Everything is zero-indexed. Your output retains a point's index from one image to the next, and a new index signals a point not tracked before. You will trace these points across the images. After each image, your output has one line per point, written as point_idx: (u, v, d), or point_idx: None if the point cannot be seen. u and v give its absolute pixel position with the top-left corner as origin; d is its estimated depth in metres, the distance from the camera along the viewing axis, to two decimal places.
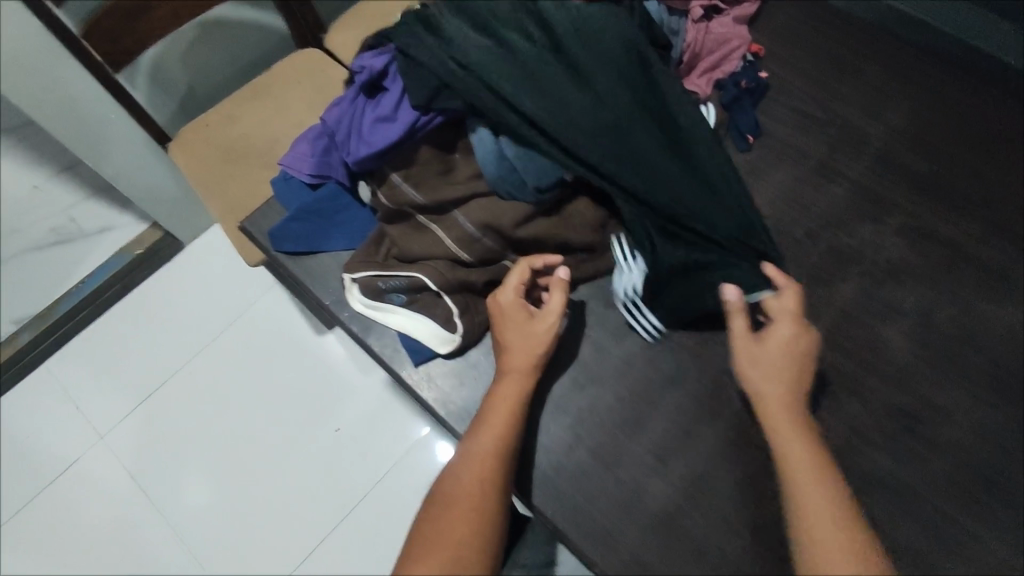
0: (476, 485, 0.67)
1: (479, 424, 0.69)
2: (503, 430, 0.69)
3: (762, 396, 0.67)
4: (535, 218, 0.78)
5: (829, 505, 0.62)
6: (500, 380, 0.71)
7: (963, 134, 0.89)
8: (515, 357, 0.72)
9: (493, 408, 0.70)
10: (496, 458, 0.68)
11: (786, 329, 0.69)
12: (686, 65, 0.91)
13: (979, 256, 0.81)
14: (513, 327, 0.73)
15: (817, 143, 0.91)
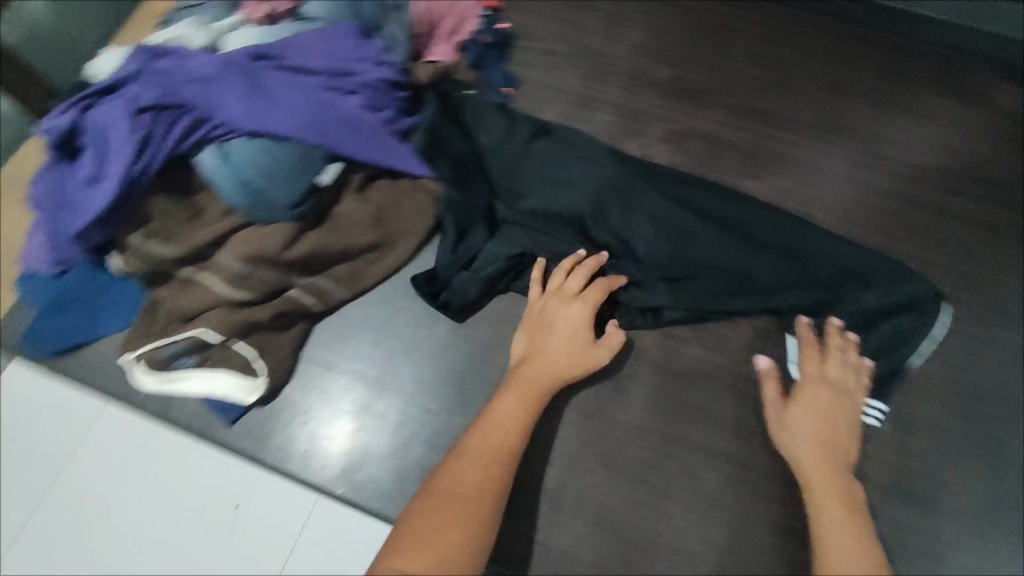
0: (480, 484, 0.61)
1: (497, 414, 0.67)
2: (515, 426, 0.66)
3: (802, 465, 0.67)
4: (301, 235, 0.74)
5: (849, 539, 0.62)
6: (529, 372, 0.70)
7: (699, 34, 0.95)
8: (573, 339, 0.72)
9: (527, 393, 0.68)
10: (509, 450, 0.65)
11: (821, 377, 0.71)
12: (424, 37, 0.89)
13: (734, 140, 0.88)
14: (548, 328, 0.73)
15: (572, 77, 0.93)
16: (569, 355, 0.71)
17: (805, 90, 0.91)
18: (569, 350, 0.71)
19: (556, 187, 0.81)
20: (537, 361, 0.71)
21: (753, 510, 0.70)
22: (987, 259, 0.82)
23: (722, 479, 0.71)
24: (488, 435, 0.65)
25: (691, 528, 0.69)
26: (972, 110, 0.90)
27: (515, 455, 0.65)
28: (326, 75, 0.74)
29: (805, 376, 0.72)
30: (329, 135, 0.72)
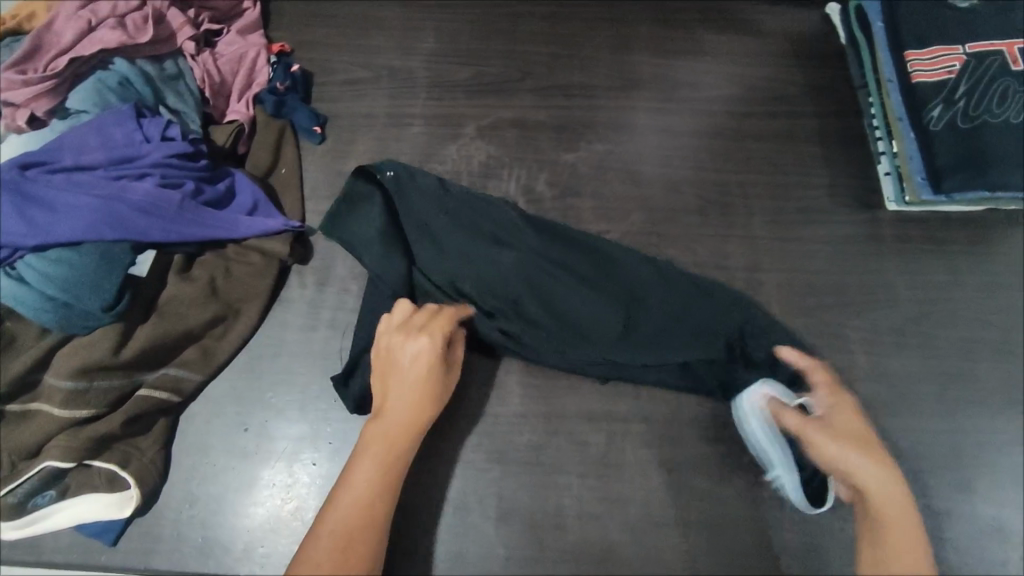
0: (335, 567, 0.58)
1: (349, 481, 0.64)
2: (371, 490, 0.63)
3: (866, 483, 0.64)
4: (131, 332, 0.72)
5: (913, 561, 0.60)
6: (381, 428, 0.67)
7: (489, 29, 0.99)
8: (415, 380, 0.69)
9: (378, 449, 0.65)
10: (372, 502, 0.63)
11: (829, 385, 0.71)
12: (215, 98, 0.87)
13: (544, 119, 0.92)
14: (395, 377, 0.69)
15: (378, 100, 0.94)
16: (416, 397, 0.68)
17: (597, 55, 0.97)
18: (415, 395, 0.68)
19: (464, 250, 0.80)
20: (388, 412, 0.68)
21: (641, 455, 0.74)
22: (789, 166, 0.90)
23: (608, 437, 0.74)
24: (338, 507, 0.62)
25: (590, 492, 0.72)
26: (745, 37, 0.98)
27: (374, 523, 0.62)
28: (107, 166, 0.74)
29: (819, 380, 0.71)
30: (127, 224, 0.71)
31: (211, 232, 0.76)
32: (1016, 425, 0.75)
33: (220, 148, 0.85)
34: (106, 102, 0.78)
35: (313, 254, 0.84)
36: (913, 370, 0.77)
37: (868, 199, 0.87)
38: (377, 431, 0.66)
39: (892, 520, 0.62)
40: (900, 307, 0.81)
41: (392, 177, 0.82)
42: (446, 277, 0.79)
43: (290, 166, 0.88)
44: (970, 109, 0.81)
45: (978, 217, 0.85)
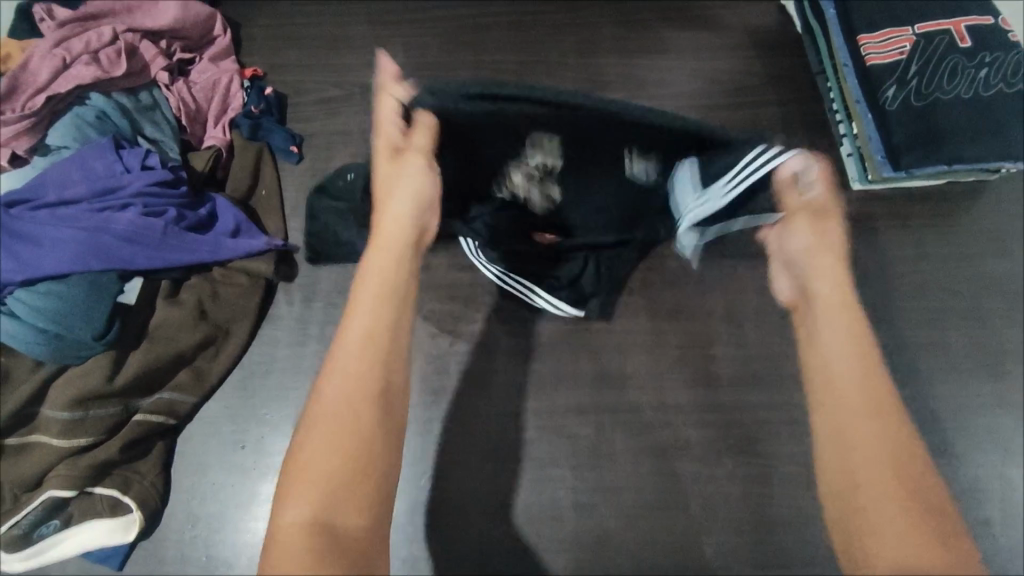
0: (343, 414, 0.51)
1: (344, 331, 0.56)
2: (371, 331, 0.56)
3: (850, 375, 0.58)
4: (123, 359, 0.74)
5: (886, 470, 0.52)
6: (372, 268, 0.60)
7: (457, 40, 1.01)
8: (394, 209, 0.64)
9: (370, 295, 0.58)
10: (382, 352, 0.55)
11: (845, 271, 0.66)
12: (192, 125, 0.89)
13: None
14: (383, 196, 0.64)
15: (352, 117, 0.96)
16: (401, 208, 0.63)
17: (564, 59, 1.00)
18: (400, 221, 0.63)
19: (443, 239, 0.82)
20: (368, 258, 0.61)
21: (630, 444, 0.76)
22: None
23: (597, 428, 0.76)
24: (336, 361, 0.54)
25: (582, 484, 0.74)
26: (706, 32, 1.02)
27: (374, 364, 0.54)
28: (90, 199, 0.75)
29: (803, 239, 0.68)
30: (114, 254, 0.73)
31: (195, 256, 0.78)
32: (989, 387, 0.78)
33: (200, 173, 0.86)
34: (85, 137, 0.80)
35: (298, 270, 0.85)
36: (888, 342, 0.80)
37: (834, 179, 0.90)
38: (364, 279, 0.59)
39: (844, 408, 0.56)
40: (871, 282, 0.83)
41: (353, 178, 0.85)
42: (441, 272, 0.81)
43: (270, 187, 0.90)
44: (922, 87, 0.84)
45: (940, 191, 0.88)
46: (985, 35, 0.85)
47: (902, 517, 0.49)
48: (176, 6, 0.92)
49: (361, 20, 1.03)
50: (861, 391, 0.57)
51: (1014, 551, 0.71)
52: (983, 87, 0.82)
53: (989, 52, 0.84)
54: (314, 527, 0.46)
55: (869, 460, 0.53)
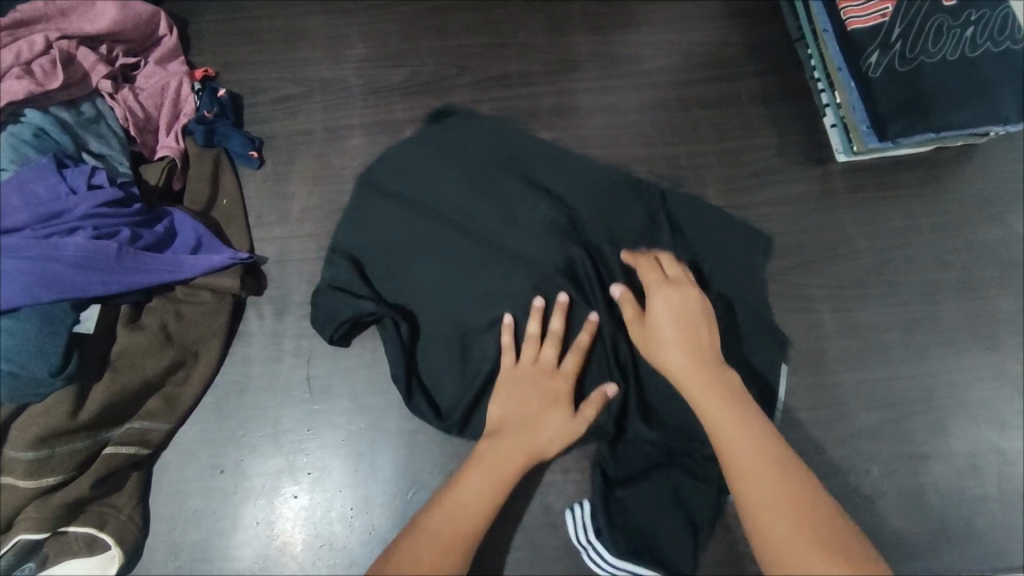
0: (449, 541, 0.59)
1: (463, 479, 0.65)
2: (488, 487, 0.64)
3: (675, 370, 0.68)
4: (89, 392, 0.70)
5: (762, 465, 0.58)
6: (510, 427, 0.69)
7: (418, 26, 0.96)
8: (543, 412, 0.70)
9: (487, 461, 0.66)
10: (490, 500, 0.63)
11: (663, 284, 0.74)
12: (142, 134, 0.84)
13: (483, 113, 0.90)
14: (523, 412, 0.70)
15: (312, 115, 0.92)
16: (546, 435, 0.69)
17: (531, 40, 0.95)
18: (538, 411, 0.70)
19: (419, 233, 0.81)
20: (505, 403, 0.71)
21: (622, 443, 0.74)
22: (736, 130, 0.89)
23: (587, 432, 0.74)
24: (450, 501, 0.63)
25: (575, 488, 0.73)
26: (679, 3, 0.97)
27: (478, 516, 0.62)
28: (35, 224, 0.71)
29: (633, 320, 0.72)
30: (65, 282, 0.69)
31: (156, 277, 0.74)
32: (984, 359, 0.76)
33: (153, 188, 0.82)
34: (24, 156, 0.73)
35: (266, 282, 0.82)
36: (879, 320, 0.78)
37: (819, 153, 0.87)
38: (500, 434, 0.68)
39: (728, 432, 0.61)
40: (860, 258, 0.81)
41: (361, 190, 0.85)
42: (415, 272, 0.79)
43: (230, 195, 0.86)
44: (906, 51, 0.80)
45: (929, 157, 0.85)
46: None
47: (812, 548, 0.52)
48: (115, 8, 0.86)
49: (315, 10, 0.97)
50: (738, 418, 0.62)
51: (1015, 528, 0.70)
52: (969, 47, 0.79)
53: (975, 9, 0.80)
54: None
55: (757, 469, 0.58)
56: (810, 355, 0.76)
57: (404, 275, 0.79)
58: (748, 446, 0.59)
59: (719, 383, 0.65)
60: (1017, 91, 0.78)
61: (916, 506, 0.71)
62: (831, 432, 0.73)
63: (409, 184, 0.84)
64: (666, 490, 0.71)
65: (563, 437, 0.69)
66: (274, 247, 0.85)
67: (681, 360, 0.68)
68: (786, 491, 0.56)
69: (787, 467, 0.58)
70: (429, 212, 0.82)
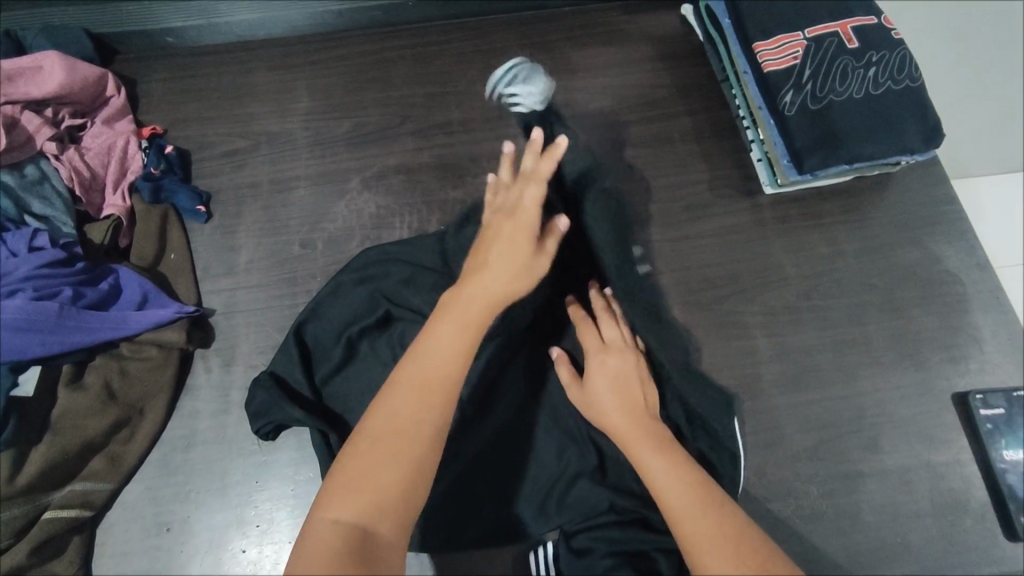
0: (411, 419, 0.53)
1: (433, 343, 0.58)
2: (456, 354, 0.57)
3: (616, 430, 0.67)
4: (28, 456, 0.69)
5: (709, 524, 0.56)
6: (474, 285, 0.62)
7: (364, 79, 0.99)
8: (514, 248, 0.65)
9: (458, 316, 0.60)
10: (453, 376, 0.56)
11: (601, 349, 0.73)
12: (88, 194, 0.85)
13: (428, 159, 0.94)
14: (496, 251, 0.65)
15: (259, 166, 0.94)
16: (498, 286, 0.63)
17: (473, 88, 0.99)
18: (507, 274, 0.63)
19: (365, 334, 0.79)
20: (468, 286, 0.62)
21: (568, 480, 0.75)
22: (668, 167, 0.93)
23: (531, 469, 0.76)
24: (419, 364, 0.56)
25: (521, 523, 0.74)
26: (611, 49, 1.02)
27: (440, 393, 0.55)
28: None
29: (571, 381, 0.73)
30: (3, 346, 0.69)
31: (96, 335, 0.74)
32: (912, 376, 0.80)
33: (100, 246, 0.83)
34: None
35: (214, 335, 0.83)
36: (811, 344, 0.81)
37: (747, 186, 0.92)
38: (445, 317, 0.60)
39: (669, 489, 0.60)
40: (790, 285, 0.85)
41: (331, 284, 0.80)
42: (357, 370, 0.78)
43: (178, 249, 0.87)
44: (817, 90, 0.86)
45: (849, 187, 0.90)
46: (870, 34, 0.87)
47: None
48: (62, 70, 0.87)
49: (263, 66, 1.00)
50: (678, 475, 0.61)
51: (952, 542, 0.73)
52: (874, 86, 0.85)
53: (876, 51, 0.86)
54: (348, 541, 0.48)
55: (705, 527, 0.56)
56: (749, 382, 0.79)
57: (350, 374, 0.78)
58: (692, 501, 0.58)
59: (660, 442, 0.65)
60: (921, 123, 0.84)
61: (856, 523, 0.73)
62: (770, 455, 0.76)
63: (387, 287, 0.80)
64: (636, 542, 0.69)
65: (517, 280, 0.64)
66: (222, 299, 0.85)
67: (622, 422, 0.67)
68: (731, 541, 0.54)
69: (734, 524, 0.56)
70: (381, 312, 0.79)
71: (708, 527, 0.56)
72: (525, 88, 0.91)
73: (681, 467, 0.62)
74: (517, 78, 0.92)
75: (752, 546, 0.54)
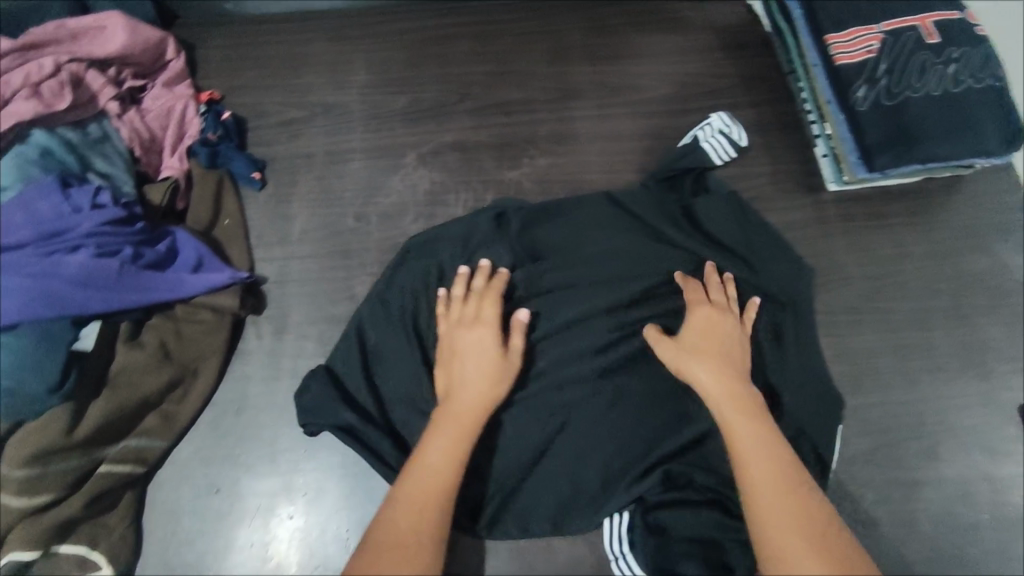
0: (413, 525, 0.58)
1: (426, 456, 0.63)
2: (455, 455, 0.64)
3: (689, 372, 0.69)
4: (85, 410, 0.70)
5: (778, 483, 0.57)
6: (456, 396, 0.68)
7: (422, 54, 0.98)
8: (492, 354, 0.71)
9: (447, 427, 0.66)
10: (446, 488, 0.61)
11: (709, 304, 0.75)
12: (147, 155, 0.86)
13: (485, 139, 0.93)
14: (464, 363, 0.71)
15: (315, 137, 0.93)
16: (478, 394, 0.68)
17: (531, 69, 0.98)
18: (485, 381, 0.69)
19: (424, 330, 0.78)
20: (461, 391, 0.69)
21: (627, 462, 0.72)
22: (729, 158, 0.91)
23: (588, 449, 0.73)
24: (414, 479, 0.61)
25: (577, 507, 0.71)
26: (674, 36, 1.00)
27: (438, 506, 0.60)
28: (38, 242, 0.71)
29: (658, 336, 0.73)
30: (66, 300, 0.69)
31: (155, 296, 0.75)
32: (975, 386, 0.78)
33: (158, 207, 0.83)
34: (27, 175, 0.74)
35: (266, 302, 0.83)
36: (869, 347, 0.80)
37: (810, 182, 0.90)
38: (443, 421, 0.66)
39: (741, 435, 0.62)
40: (852, 285, 0.83)
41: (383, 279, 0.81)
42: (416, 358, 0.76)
43: (233, 214, 0.87)
44: (892, 86, 0.83)
45: (917, 188, 0.88)
46: (951, 29, 0.84)
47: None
48: (124, 32, 0.87)
49: (321, 36, 1.00)
50: (757, 428, 0.62)
51: (1010, 558, 0.71)
52: (953, 84, 0.82)
53: (957, 47, 0.83)
54: None
55: (775, 487, 0.57)
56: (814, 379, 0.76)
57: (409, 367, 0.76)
58: (763, 452, 0.60)
59: (757, 414, 0.64)
60: (1001, 125, 0.81)
61: (912, 531, 0.71)
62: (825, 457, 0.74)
63: (446, 260, 0.81)
64: (707, 529, 0.67)
65: (493, 387, 0.69)
66: (275, 267, 0.85)
67: (704, 364, 0.69)
68: (806, 526, 0.54)
69: (805, 495, 0.57)
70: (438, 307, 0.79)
71: (778, 489, 0.57)
72: (723, 139, 0.88)
73: (757, 422, 0.63)
74: (728, 134, 0.89)
75: (818, 518, 0.55)
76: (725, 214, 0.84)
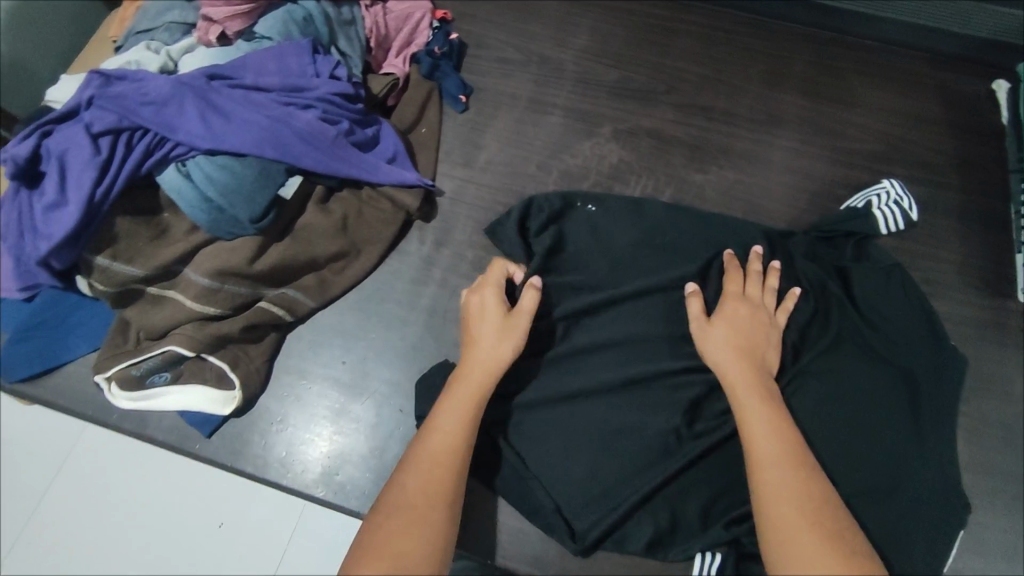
0: (426, 482, 0.61)
1: (436, 419, 0.66)
2: (450, 449, 0.63)
3: (724, 370, 0.68)
4: (269, 249, 0.77)
5: (799, 501, 0.57)
6: (461, 372, 0.70)
7: (644, 39, 1.00)
8: (491, 346, 0.71)
9: (459, 391, 0.68)
10: (459, 449, 0.64)
11: (739, 295, 0.75)
12: (377, 49, 0.92)
13: (681, 135, 0.94)
14: (473, 330, 0.73)
15: (523, 81, 0.97)
16: (488, 358, 0.70)
17: (746, 84, 0.97)
18: (495, 343, 0.71)
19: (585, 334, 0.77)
20: (451, 401, 0.67)
21: (736, 498, 0.70)
22: (924, 234, 0.87)
23: (701, 468, 0.70)
24: (423, 443, 0.64)
25: (675, 521, 0.69)
26: (900, 97, 0.96)
27: (452, 465, 0.62)
28: (280, 91, 0.78)
29: (699, 314, 0.74)
30: (286, 147, 0.75)
31: (354, 172, 0.80)
32: None
33: (375, 96, 0.89)
34: (288, 34, 0.82)
35: (436, 212, 0.88)
36: (1014, 470, 0.75)
37: (999, 286, 0.85)
38: (435, 425, 0.65)
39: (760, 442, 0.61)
40: (1013, 401, 0.78)
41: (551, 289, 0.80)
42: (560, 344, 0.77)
43: (431, 125, 0.92)
44: None
45: None
46: None
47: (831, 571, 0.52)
48: None
49: None
50: (777, 437, 0.61)
51: None
52: None
53: None
54: None
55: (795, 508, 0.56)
56: (947, 482, 0.71)
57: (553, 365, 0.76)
58: (785, 459, 0.60)
59: (768, 396, 0.66)
60: None
61: None
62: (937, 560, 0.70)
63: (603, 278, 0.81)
64: None
65: (496, 354, 0.70)
66: (452, 184, 0.90)
67: (735, 368, 0.68)
68: (814, 511, 0.56)
69: (829, 510, 0.57)
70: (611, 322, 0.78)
71: (801, 507, 0.56)
72: (896, 210, 0.83)
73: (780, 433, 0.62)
74: (902, 205, 0.84)
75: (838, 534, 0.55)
76: (880, 287, 0.80)
